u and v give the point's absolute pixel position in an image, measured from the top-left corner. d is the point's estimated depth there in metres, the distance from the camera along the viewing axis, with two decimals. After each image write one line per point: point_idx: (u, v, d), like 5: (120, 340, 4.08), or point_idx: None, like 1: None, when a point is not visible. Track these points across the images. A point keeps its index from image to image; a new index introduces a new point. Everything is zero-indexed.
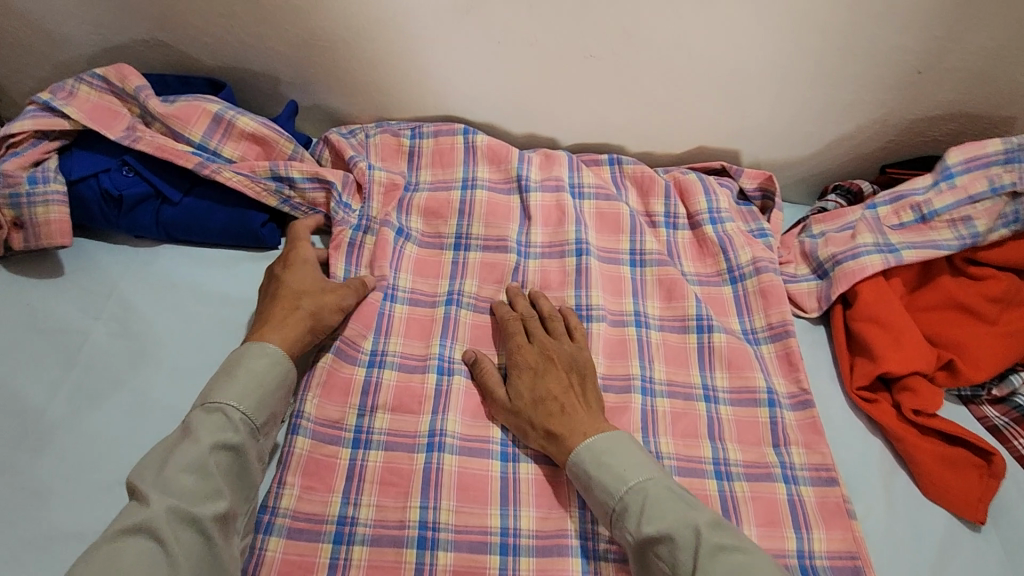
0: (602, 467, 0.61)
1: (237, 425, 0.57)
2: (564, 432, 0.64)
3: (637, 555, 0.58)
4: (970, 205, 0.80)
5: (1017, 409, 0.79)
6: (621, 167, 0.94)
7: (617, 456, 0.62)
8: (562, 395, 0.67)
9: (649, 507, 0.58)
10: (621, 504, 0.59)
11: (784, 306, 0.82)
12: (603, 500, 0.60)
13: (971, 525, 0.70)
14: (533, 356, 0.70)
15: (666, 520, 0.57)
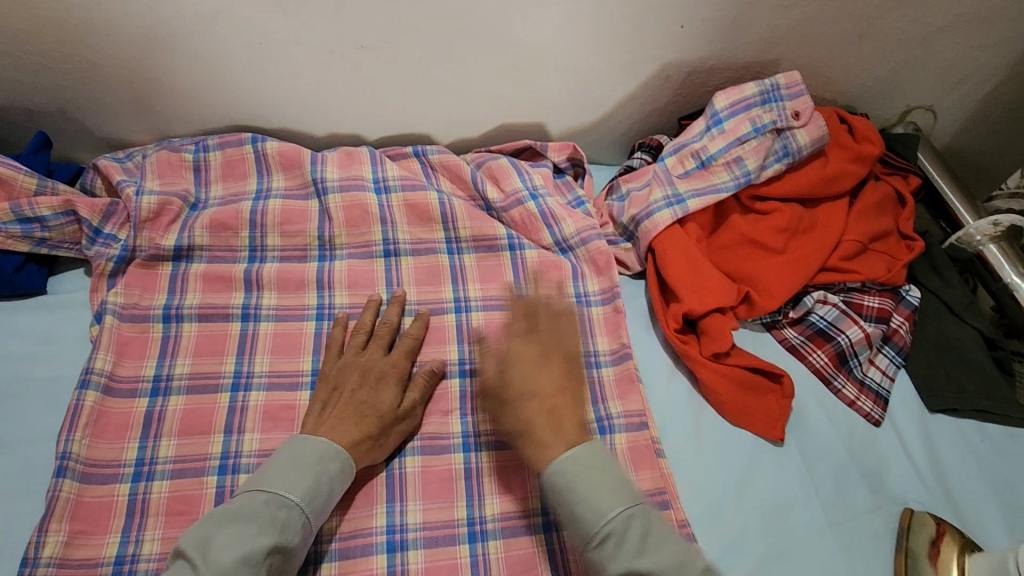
0: (586, 482, 0.55)
1: (318, 476, 0.59)
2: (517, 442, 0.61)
3: None
4: (739, 146, 0.85)
5: (810, 327, 0.84)
6: (426, 157, 0.92)
7: (603, 475, 0.55)
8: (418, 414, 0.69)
9: (640, 538, 0.53)
10: (604, 531, 0.53)
11: (614, 270, 0.85)
12: (586, 521, 0.54)
13: (772, 442, 0.75)
14: (384, 374, 0.70)
15: (665, 557, 0.52)
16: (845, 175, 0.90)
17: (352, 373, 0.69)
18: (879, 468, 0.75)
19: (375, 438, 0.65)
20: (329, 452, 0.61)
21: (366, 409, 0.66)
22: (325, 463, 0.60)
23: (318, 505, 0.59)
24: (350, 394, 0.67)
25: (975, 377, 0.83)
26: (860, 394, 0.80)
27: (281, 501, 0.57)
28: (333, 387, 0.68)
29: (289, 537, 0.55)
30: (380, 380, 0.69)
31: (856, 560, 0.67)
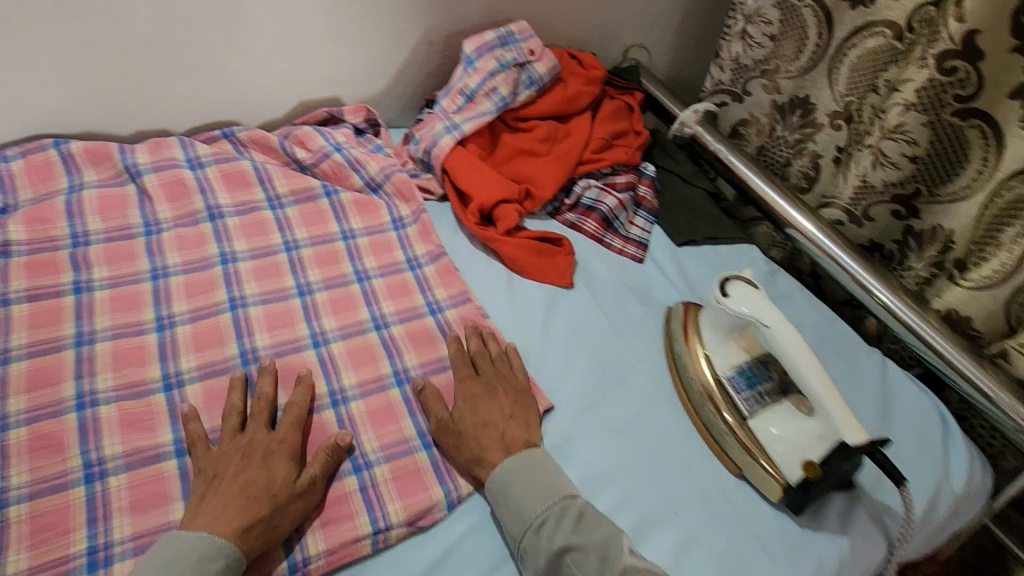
0: (553, 468, 0.69)
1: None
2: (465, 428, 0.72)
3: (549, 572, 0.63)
4: (493, 79, 1.07)
5: (581, 206, 1.07)
6: (235, 137, 1.03)
7: (551, 468, 0.70)
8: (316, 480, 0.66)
9: (576, 520, 0.64)
10: (542, 517, 0.65)
11: (416, 194, 1.01)
12: (527, 511, 0.66)
13: (565, 286, 0.95)
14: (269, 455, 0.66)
15: (595, 536, 0.63)
16: (582, 93, 1.15)
17: (234, 456, 0.65)
18: (644, 288, 0.98)
19: (265, 520, 0.61)
20: (210, 551, 0.57)
21: (250, 489, 0.62)
22: (205, 564, 0.57)
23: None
24: (233, 477, 0.63)
25: (703, 217, 1.12)
26: (626, 243, 1.04)
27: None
28: (212, 480, 0.64)
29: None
30: (287, 455, 0.66)
31: (638, 347, 0.88)
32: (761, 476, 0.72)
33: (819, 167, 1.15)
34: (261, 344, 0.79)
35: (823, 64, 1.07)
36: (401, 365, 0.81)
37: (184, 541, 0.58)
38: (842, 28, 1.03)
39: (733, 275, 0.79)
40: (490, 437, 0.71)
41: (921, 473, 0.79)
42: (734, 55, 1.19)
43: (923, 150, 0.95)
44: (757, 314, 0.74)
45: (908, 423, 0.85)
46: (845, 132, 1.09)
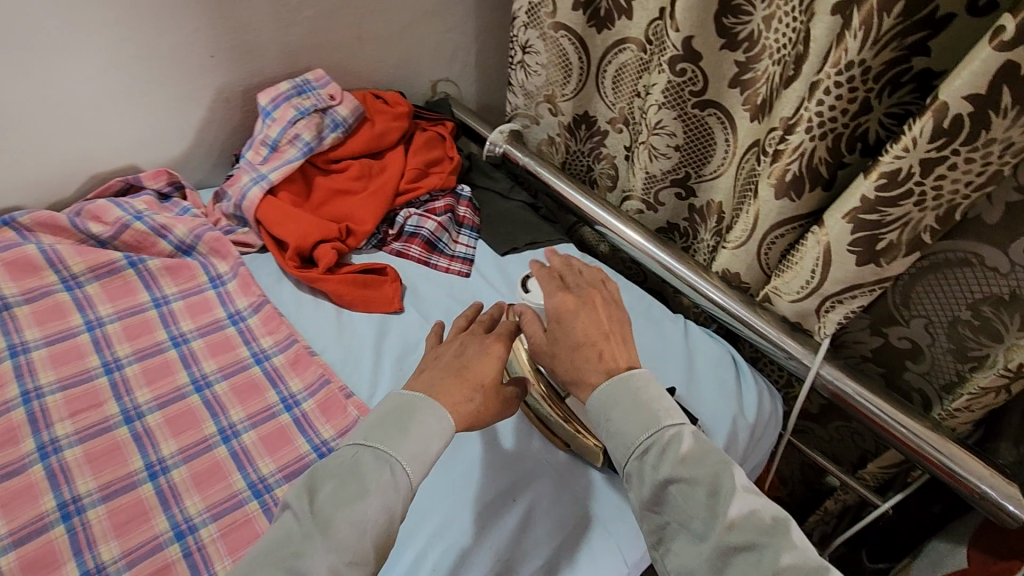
0: (626, 412, 0.64)
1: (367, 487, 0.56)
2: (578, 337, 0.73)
3: (649, 501, 0.60)
4: (294, 127, 1.09)
5: (404, 234, 1.12)
6: (16, 222, 0.96)
7: (641, 406, 0.64)
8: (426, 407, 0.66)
9: (674, 459, 0.60)
10: (645, 445, 0.62)
11: (230, 249, 1.01)
12: (631, 437, 0.63)
13: (394, 312, 0.98)
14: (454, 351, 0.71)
15: (703, 470, 0.59)
16: (391, 129, 1.21)
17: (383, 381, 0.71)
18: (473, 299, 1.04)
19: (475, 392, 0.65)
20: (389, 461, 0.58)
21: (466, 371, 0.66)
22: (437, 423, 0.61)
23: (420, 467, 0.59)
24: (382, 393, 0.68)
25: (522, 226, 1.21)
26: (451, 261, 1.10)
27: (383, 459, 0.58)
28: (432, 356, 0.70)
29: (396, 497, 0.56)
30: (479, 347, 0.69)
31: None
32: (583, 445, 0.79)
33: (616, 165, 1.31)
34: (63, 433, 0.75)
35: (591, 81, 1.22)
36: (227, 421, 0.79)
37: (399, 400, 0.63)
38: (597, 48, 1.18)
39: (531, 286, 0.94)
40: (592, 363, 0.69)
41: (722, 409, 0.92)
42: (520, 83, 1.30)
43: (681, 139, 1.09)
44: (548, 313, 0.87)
45: (709, 371, 0.97)
46: (625, 133, 1.25)
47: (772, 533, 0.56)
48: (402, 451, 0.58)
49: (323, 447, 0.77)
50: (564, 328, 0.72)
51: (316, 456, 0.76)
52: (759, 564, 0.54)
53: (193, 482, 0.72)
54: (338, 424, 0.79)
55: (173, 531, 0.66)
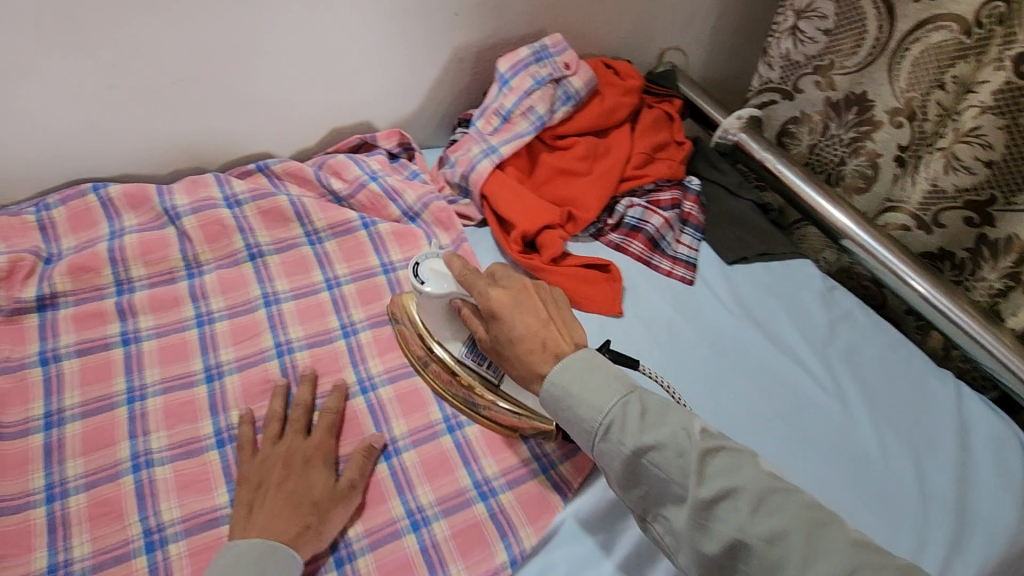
0: (580, 383, 0.61)
1: None
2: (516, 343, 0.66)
3: (626, 469, 0.59)
4: (529, 98, 1.03)
5: (625, 226, 1.03)
6: (270, 170, 1.01)
7: (595, 373, 0.61)
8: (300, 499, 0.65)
9: (637, 418, 0.59)
10: (606, 424, 0.59)
11: (455, 223, 0.99)
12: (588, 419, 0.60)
13: (614, 316, 0.91)
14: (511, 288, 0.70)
15: (666, 429, 0.58)
16: (622, 105, 1.10)
17: (275, 466, 0.68)
18: (699, 313, 0.94)
19: (313, 524, 0.63)
20: (268, 551, 0.60)
21: (305, 496, 0.65)
22: (263, 564, 0.59)
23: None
24: (276, 488, 0.66)
25: (753, 232, 1.07)
26: (674, 264, 1.00)
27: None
28: (280, 478, 0.67)
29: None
30: (301, 469, 0.68)
31: (694, 381, 0.86)
32: (532, 430, 0.74)
33: (877, 165, 1.10)
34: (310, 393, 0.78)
35: (882, 59, 1.02)
36: (451, 409, 0.79)
37: (256, 552, 0.60)
38: (904, 21, 0.97)
39: (422, 260, 0.77)
40: (538, 354, 0.65)
41: (1006, 510, 0.76)
42: (783, 52, 1.15)
43: (998, 154, 0.91)
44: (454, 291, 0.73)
45: (991, 464, 0.81)
46: (907, 130, 1.03)
47: (823, 511, 0.54)
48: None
49: (545, 458, 0.75)
50: (502, 325, 0.67)
51: (539, 466, 0.74)
52: (738, 510, 0.54)
53: (424, 469, 0.74)
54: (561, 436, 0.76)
55: (408, 516, 0.70)
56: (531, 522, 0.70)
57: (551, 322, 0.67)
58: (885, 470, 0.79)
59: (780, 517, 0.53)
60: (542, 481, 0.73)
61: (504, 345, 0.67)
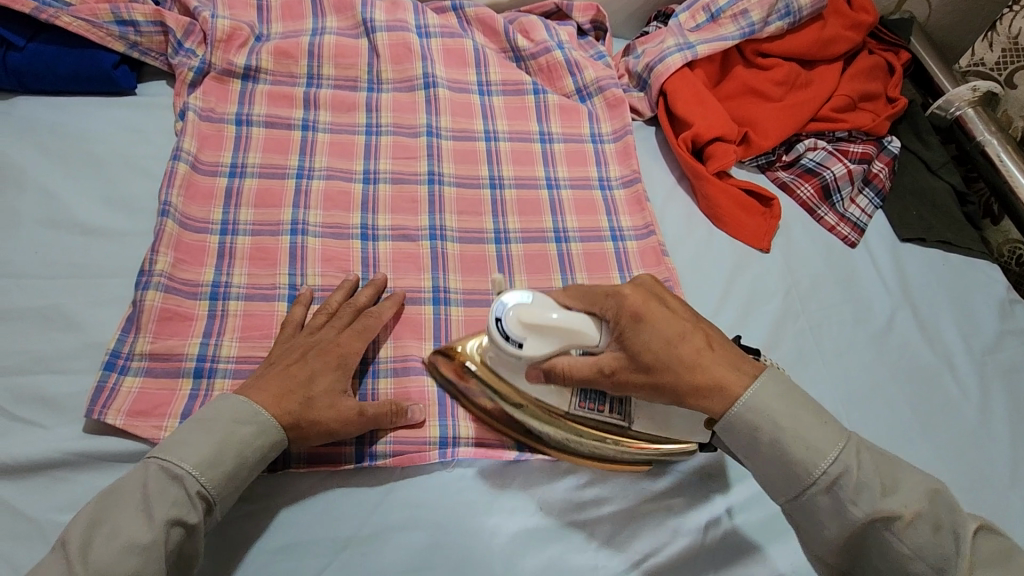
0: (784, 423, 0.53)
1: (233, 442, 0.54)
2: (638, 308, 0.55)
3: (759, 455, 0.54)
4: (746, 0, 0.95)
5: (800, 167, 0.95)
6: (463, 12, 1.01)
7: (637, 296, 0.56)
8: (320, 383, 0.60)
9: (776, 402, 0.53)
10: (829, 472, 0.51)
11: (625, 114, 0.95)
12: (799, 465, 0.52)
13: (758, 250, 0.86)
14: (642, 295, 0.56)
15: (805, 415, 0.53)
16: (841, 39, 0.99)
17: (293, 352, 0.62)
18: (851, 275, 0.86)
19: (296, 416, 0.57)
20: (245, 414, 0.56)
21: (297, 387, 0.59)
22: (237, 426, 0.55)
23: (218, 478, 0.53)
24: (281, 368, 0.60)
25: (940, 215, 0.95)
26: (840, 222, 0.91)
27: (173, 473, 0.52)
28: (270, 364, 0.62)
29: (191, 510, 0.51)
30: (319, 360, 0.61)
31: (823, 335, 0.80)
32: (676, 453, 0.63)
33: None
34: (450, 224, 0.81)
35: None
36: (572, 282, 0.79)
37: (236, 408, 0.56)
38: None
39: (501, 311, 0.58)
40: (659, 307, 0.56)
41: None
42: (1014, 32, 1.00)
43: None
44: (566, 339, 0.56)
45: None
46: None
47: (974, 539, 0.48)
48: (197, 468, 0.52)
49: None
50: (649, 321, 0.55)
51: None
52: (869, 488, 0.50)
53: None
54: None
55: None
56: None
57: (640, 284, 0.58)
58: (1006, 493, 0.71)
59: (916, 496, 0.49)
60: None
61: (625, 326, 0.55)
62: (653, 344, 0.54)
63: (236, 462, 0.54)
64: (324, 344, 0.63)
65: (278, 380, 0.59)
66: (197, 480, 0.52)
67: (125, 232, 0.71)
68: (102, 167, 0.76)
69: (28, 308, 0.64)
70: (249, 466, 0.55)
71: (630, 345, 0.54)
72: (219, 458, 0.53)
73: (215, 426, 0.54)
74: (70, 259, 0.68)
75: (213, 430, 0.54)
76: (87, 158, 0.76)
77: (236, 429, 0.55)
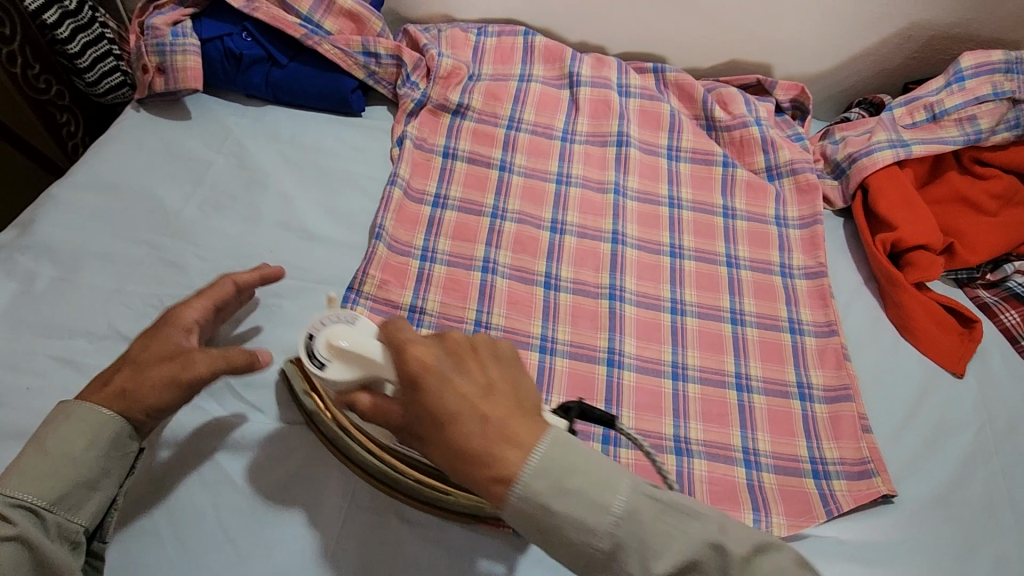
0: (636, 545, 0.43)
1: (68, 463, 0.50)
2: (419, 371, 0.47)
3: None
4: (976, 106, 0.90)
5: (1007, 291, 0.87)
6: (663, 75, 1.03)
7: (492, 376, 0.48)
8: (152, 364, 0.55)
9: (633, 526, 0.44)
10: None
11: (817, 202, 0.92)
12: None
13: (951, 373, 0.80)
14: (430, 352, 0.48)
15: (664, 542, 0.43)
16: None
17: (135, 346, 0.58)
18: None
19: (136, 398, 0.53)
20: (87, 428, 0.51)
21: (134, 375, 0.54)
22: (76, 443, 0.51)
23: (72, 504, 0.50)
24: (112, 371, 0.56)
25: None
26: None
27: (5, 515, 0.47)
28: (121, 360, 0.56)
29: (55, 542, 0.48)
30: (158, 343, 0.57)
31: (1021, 486, 0.72)
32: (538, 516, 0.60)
33: None
34: (629, 287, 0.82)
35: None
36: (745, 369, 0.77)
37: (75, 421, 0.51)
38: None
39: (317, 331, 0.57)
40: (489, 420, 0.45)
41: None
42: None
43: None
44: (365, 369, 0.53)
45: None
46: None
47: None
48: (37, 497, 0.48)
49: (820, 464, 0.71)
50: (424, 380, 0.47)
51: (811, 469, 0.71)
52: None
53: (701, 408, 0.74)
54: (844, 450, 0.72)
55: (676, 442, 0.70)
56: (787, 515, 0.67)
57: (465, 361, 0.48)
58: None
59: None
60: (810, 485, 0.70)
61: (417, 392, 0.47)
62: (425, 419, 0.46)
63: (74, 481, 0.50)
64: (168, 327, 0.59)
65: (119, 373, 0.55)
66: (50, 515, 0.49)
67: (344, 245, 0.79)
68: (330, 180, 0.84)
69: (261, 301, 0.72)
70: (95, 470, 0.51)
71: (415, 397, 0.47)
72: (58, 487, 0.49)
73: (54, 448, 0.50)
74: (298, 261, 0.76)
75: (47, 452, 0.50)
76: (319, 171, 0.85)
77: (71, 453, 0.50)
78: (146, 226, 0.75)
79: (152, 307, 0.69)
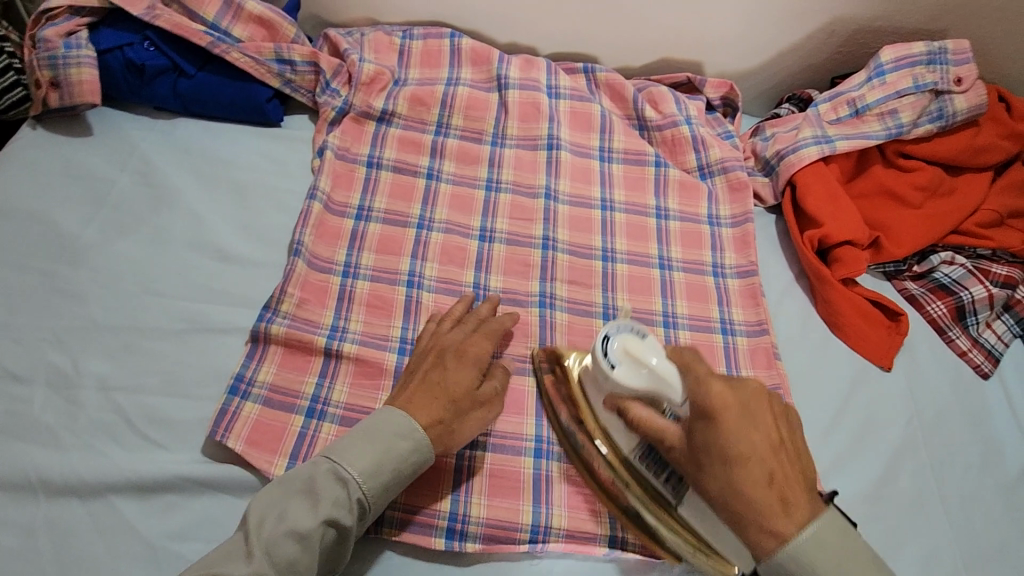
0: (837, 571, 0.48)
1: (392, 455, 0.56)
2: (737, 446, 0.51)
3: None
4: (897, 100, 0.91)
5: (932, 281, 0.88)
6: (593, 75, 1.01)
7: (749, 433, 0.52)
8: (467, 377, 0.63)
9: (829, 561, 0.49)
10: None
11: (747, 200, 0.92)
12: None
13: (878, 367, 0.81)
14: (755, 400, 0.54)
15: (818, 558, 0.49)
16: (994, 149, 0.92)
17: (426, 359, 0.65)
18: (982, 412, 0.79)
19: (446, 423, 0.60)
20: (407, 430, 0.57)
21: (444, 386, 0.61)
22: (397, 440, 0.57)
23: (377, 487, 0.56)
24: (421, 375, 0.63)
25: None
26: (973, 347, 0.84)
27: (340, 475, 0.55)
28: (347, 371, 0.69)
29: (347, 514, 0.54)
30: (460, 365, 0.64)
31: (945, 477, 0.73)
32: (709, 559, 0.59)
33: None
34: (560, 294, 0.81)
35: None
36: None
37: (399, 423, 0.58)
38: None
39: (612, 332, 0.63)
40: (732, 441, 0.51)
41: None
42: None
43: None
44: (659, 385, 0.58)
45: None
46: None
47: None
48: (359, 471, 0.55)
49: None
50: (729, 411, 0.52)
51: None
52: None
53: None
54: None
55: None
56: None
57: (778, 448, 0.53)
58: None
59: None
60: None
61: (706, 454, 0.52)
62: (713, 456, 0.52)
63: (394, 471, 0.56)
64: (456, 347, 0.65)
65: (449, 386, 0.61)
66: (352, 489, 0.55)
67: (258, 264, 0.75)
68: (244, 196, 0.81)
69: (167, 329, 0.68)
70: (403, 479, 0.57)
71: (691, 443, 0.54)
72: (372, 476, 0.55)
73: (371, 445, 0.56)
74: (207, 283, 0.72)
75: (373, 447, 0.56)
76: (233, 186, 0.81)
77: (354, 439, 0.56)
78: (42, 255, 0.71)
79: (47, 343, 0.65)
